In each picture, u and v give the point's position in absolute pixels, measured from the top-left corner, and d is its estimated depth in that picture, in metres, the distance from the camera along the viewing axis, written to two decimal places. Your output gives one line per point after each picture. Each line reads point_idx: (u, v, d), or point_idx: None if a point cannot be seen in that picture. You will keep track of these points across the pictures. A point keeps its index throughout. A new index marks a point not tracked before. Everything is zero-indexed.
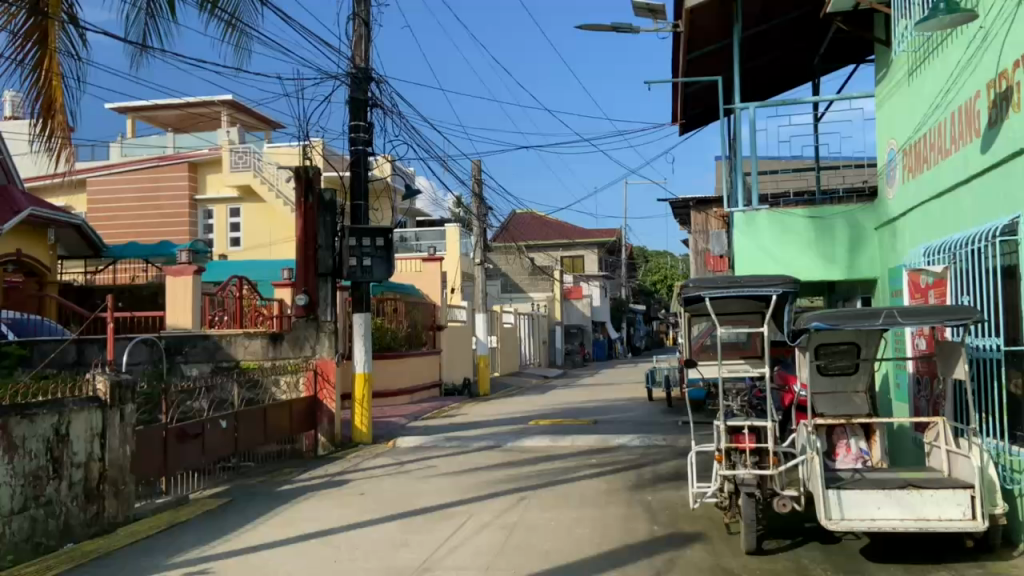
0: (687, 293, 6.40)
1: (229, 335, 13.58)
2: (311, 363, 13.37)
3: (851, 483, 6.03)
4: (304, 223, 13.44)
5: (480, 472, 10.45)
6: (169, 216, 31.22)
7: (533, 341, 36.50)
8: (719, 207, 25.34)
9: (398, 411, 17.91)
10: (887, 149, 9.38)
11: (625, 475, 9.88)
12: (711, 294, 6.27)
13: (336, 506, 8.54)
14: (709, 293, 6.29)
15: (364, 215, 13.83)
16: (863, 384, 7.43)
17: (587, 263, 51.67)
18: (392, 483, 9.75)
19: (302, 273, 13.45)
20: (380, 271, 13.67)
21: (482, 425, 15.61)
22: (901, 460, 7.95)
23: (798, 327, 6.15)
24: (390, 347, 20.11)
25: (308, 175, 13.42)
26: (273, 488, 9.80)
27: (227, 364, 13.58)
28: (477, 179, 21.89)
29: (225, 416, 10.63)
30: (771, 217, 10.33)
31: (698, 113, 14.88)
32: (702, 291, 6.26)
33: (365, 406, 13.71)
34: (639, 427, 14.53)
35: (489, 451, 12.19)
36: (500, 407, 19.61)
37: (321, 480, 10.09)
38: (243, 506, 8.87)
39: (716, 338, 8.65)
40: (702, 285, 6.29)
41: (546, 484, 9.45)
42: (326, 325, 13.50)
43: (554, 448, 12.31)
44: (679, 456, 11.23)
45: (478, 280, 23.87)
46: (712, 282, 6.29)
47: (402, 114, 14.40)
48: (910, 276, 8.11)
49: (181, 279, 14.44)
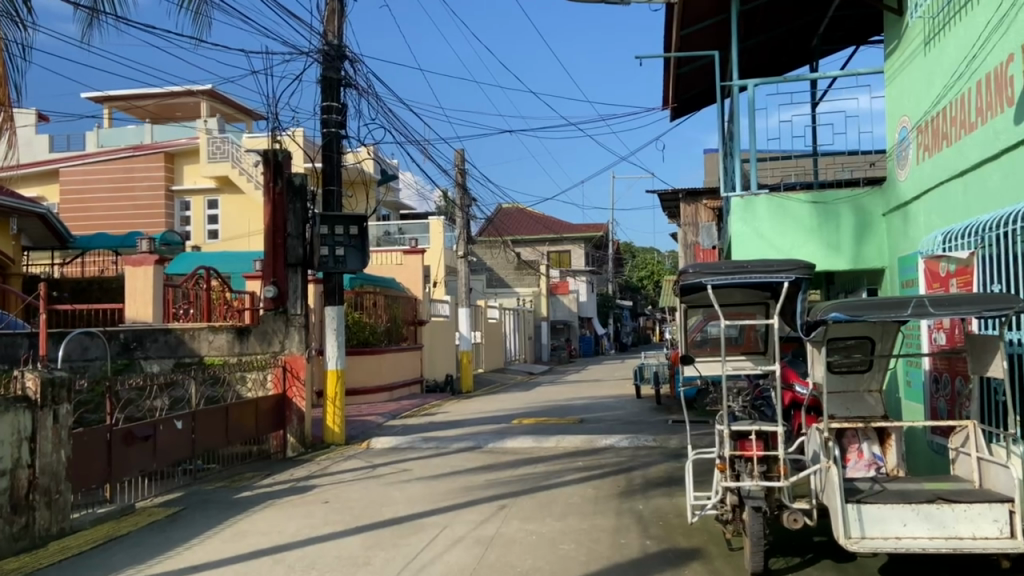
0: (685, 280, 5.60)
1: (191, 330, 12.65)
2: (279, 359, 12.56)
3: (873, 496, 5.34)
4: (272, 211, 12.59)
5: (457, 476, 9.68)
6: (144, 207, 30.22)
7: (519, 336, 35.78)
8: (709, 199, 24.75)
9: (376, 409, 17.10)
10: (899, 127, 8.69)
11: (613, 480, 9.14)
12: (714, 281, 5.47)
13: (296, 517, 7.76)
14: (711, 280, 5.49)
15: (336, 202, 12.96)
16: (877, 383, 6.74)
17: (574, 258, 51.01)
18: (361, 489, 8.97)
19: (270, 264, 12.60)
20: (354, 262, 12.80)
21: (462, 424, 14.83)
22: (919, 468, 7.32)
23: (812, 319, 5.39)
24: (370, 342, 19.30)
25: (277, 159, 12.59)
26: (230, 495, 9.01)
27: (190, 360, 12.65)
28: (460, 168, 21.12)
29: (181, 417, 9.79)
30: (770, 201, 9.64)
31: (692, 96, 14.17)
32: (703, 278, 5.47)
33: (337, 404, 12.87)
34: (627, 427, 13.81)
35: (468, 452, 11.43)
36: (483, 404, 18.86)
37: (284, 486, 9.30)
38: (194, 516, 8.07)
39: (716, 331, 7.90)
40: (703, 271, 5.48)
41: (527, 490, 8.69)
42: (296, 319, 12.70)
43: (538, 449, 11.57)
44: (671, 458, 10.51)
45: (462, 273, 23.10)
46: (714, 267, 5.49)
47: (378, 96, 13.55)
48: (927, 264, 7.44)
49: (143, 270, 13.39)
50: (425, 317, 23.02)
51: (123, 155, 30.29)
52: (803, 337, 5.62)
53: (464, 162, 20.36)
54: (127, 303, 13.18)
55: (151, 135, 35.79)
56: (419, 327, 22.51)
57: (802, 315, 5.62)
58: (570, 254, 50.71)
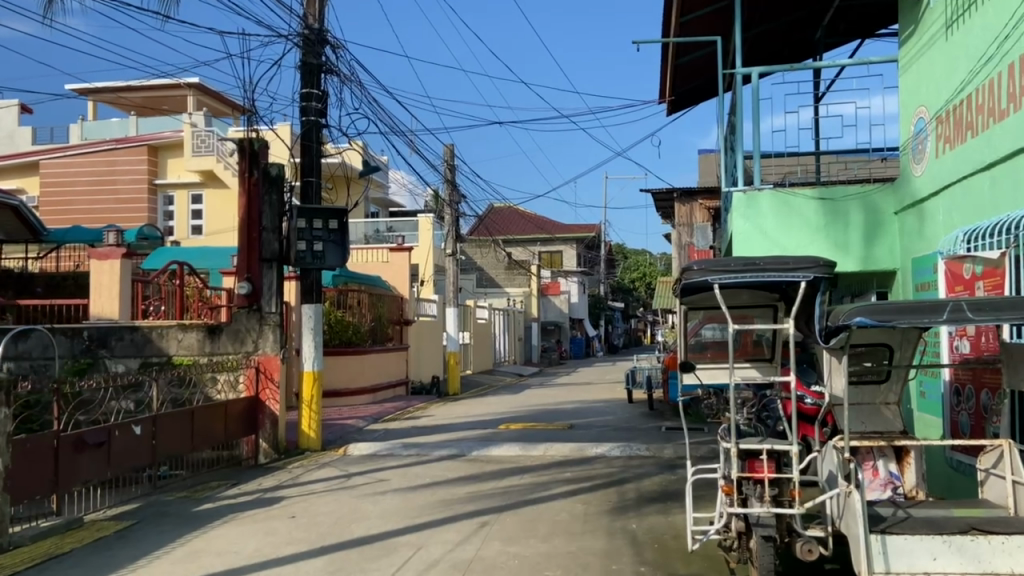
0: (689, 280, 4.96)
1: (159, 327, 11.95)
2: (252, 359, 11.88)
3: (897, 525, 4.73)
4: (247, 203, 11.93)
5: (437, 487, 9.01)
6: (126, 201, 29.34)
7: (509, 337, 35.12)
8: (704, 199, 24.23)
9: (357, 412, 16.43)
10: (915, 118, 8.14)
11: (604, 494, 8.50)
12: (722, 282, 4.85)
13: (257, 534, 7.08)
14: (718, 281, 4.86)
15: (315, 194, 12.28)
16: (895, 395, 6.13)
17: (566, 258, 50.40)
18: (331, 502, 8.30)
19: (243, 258, 11.91)
20: (333, 257, 12.10)
21: (446, 429, 14.17)
22: (950, 493, 6.78)
23: (833, 324, 4.77)
24: (352, 342, 18.61)
25: (252, 148, 11.92)
26: (189, 507, 8.32)
27: (157, 360, 11.95)
28: (449, 164, 20.46)
29: (140, 421, 9.08)
30: (774, 197, 9.11)
31: (691, 90, 13.59)
32: (710, 277, 4.83)
33: (313, 407, 12.19)
34: (618, 434, 13.18)
35: (450, 461, 10.78)
36: (470, 408, 18.21)
37: (250, 498, 8.61)
38: (146, 531, 7.39)
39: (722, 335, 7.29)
40: (710, 270, 4.85)
41: (511, 506, 8.04)
42: (270, 317, 11.98)
43: (525, 458, 10.92)
44: (665, 469, 9.88)
45: (450, 272, 22.42)
46: (722, 265, 4.86)
47: (362, 83, 12.89)
48: (948, 265, 6.87)
49: (109, 263, 12.66)
50: (411, 317, 22.38)
51: (105, 147, 29.47)
52: (820, 343, 4.99)
53: (454, 157, 19.72)
54: (91, 299, 12.45)
55: (136, 128, 34.95)
56: (405, 327, 21.88)
57: (821, 319, 4.96)
58: (561, 255, 50.09)
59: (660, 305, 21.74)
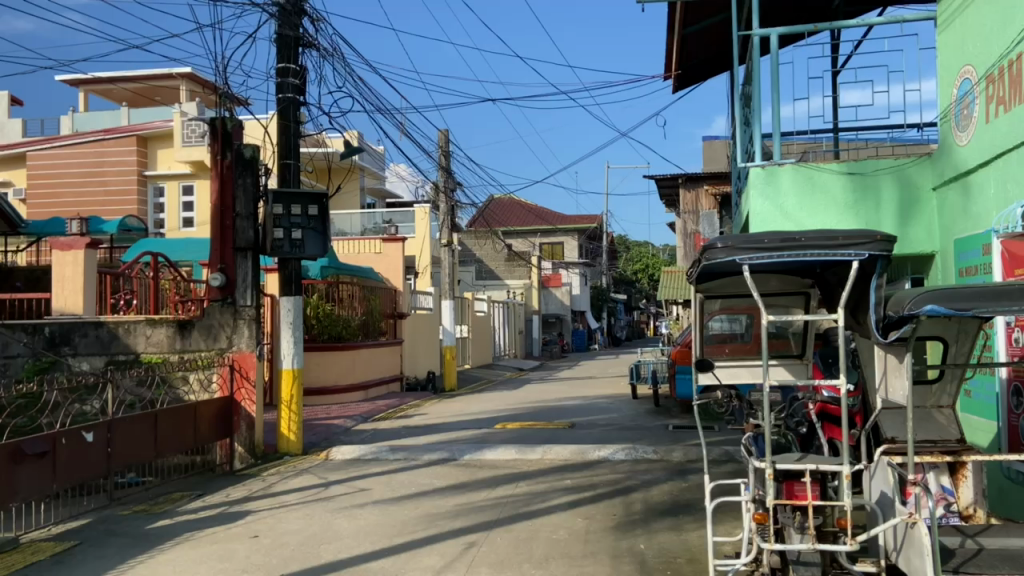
0: (714, 260, 4.03)
1: (126, 323, 11.03)
2: (226, 356, 10.94)
3: (969, 562, 3.87)
4: (219, 188, 11.00)
5: (422, 499, 8.11)
6: (115, 192, 28.36)
7: (509, 330, 34.21)
8: (710, 185, 23.36)
9: (346, 411, 15.54)
10: (959, 79, 7.24)
11: (607, 507, 7.59)
12: (755, 263, 3.94)
13: (209, 560, 6.19)
14: (750, 260, 3.96)
15: (294, 178, 11.34)
16: (948, 398, 5.23)
17: (567, 250, 49.32)
18: (303, 518, 7.41)
19: (216, 247, 11.00)
20: (313, 248, 11.20)
21: (439, 429, 13.27)
22: (1014, 511, 6.00)
23: (898, 317, 3.90)
24: (342, 337, 17.68)
25: (225, 128, 11.03)
26: (141, 525, 7.43)
27: (124, 358, 11.04)
28: (444, 149, 19.53)
29: (92, 427, 8.18)
30: (796, 172, 8.18)
31: (699, 63, 12.65)
32: (740, 256, 3.93)
33: (293, 408, 11.27)
34: (622, 434, 12.28)
35: (439, 466, 9.88)
36: (466, 405, 17.31)
37: (213, 514, 7.72)
38: (87, 555, 6.51)
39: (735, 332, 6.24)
40: (740, 246, 3.93)
41: (502, 521, 7.14)
42: (245, 311, 11.06)
43: (521, 463, 10.01)
44: (675, 476, 8.98)
45: (445, 262, 21.47)
46: (755, 239, 3.95)
47: (345, 59, 11.95)
48: (1006, 245, 5.99)
49: (72, 254, 11.74)
50: (405, 310, 21.44)
51: (92, 138, 28.50)
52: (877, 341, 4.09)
53: (448, 142, 18.81)
54: (54, 292, 11.55)
55: (127, 119, 34.01)
56: (399, 321, 20.96)
57: (877, 307, 4.07)
58: (563, 246, 49.07)
59: (665, 295, 20.84)
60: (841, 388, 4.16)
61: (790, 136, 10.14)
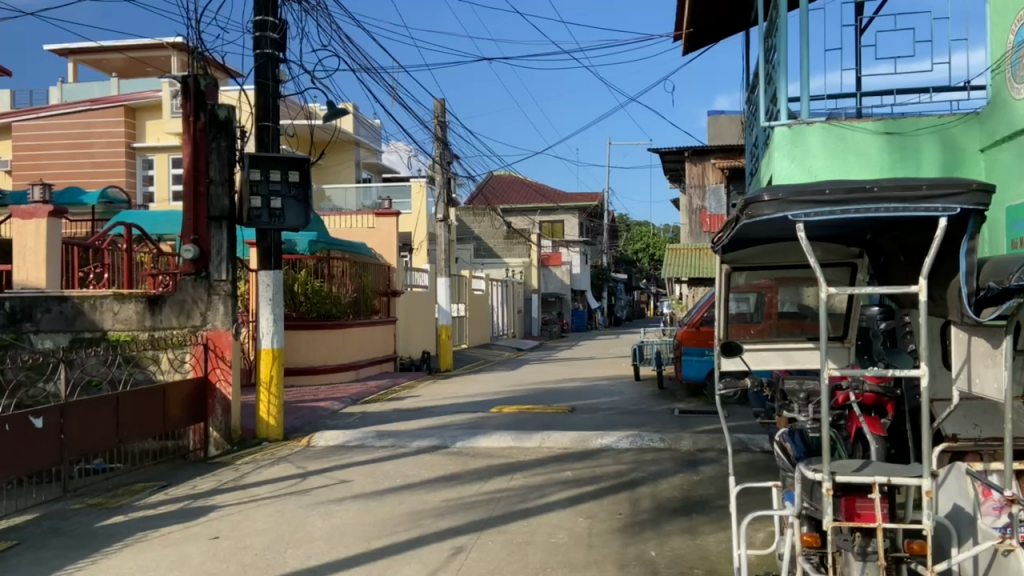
0: (759, 217, 3.46)
1: (92, 298, 10.26)
2: (200, 335, 10.13)
3: None
4: (192, 152, 10.13)
5: (407, 492, 7.33)
6: (102, 165, 27.38)
7: (507, 309, 33.38)
8: (717, 159, 22.52)
9: (334, 393, 14.76)
10: (1018, 24, 6.43)
11: (612, 504, 6.83)
12: (812, 219, 3.37)
13: (158, 566, 5.42)
14: (807, 215, 3.38)
15: (273, 142, 10.41)
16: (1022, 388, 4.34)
17: (568, 228, 47.79)
18: (272, 516, 6.64)
19: (189, 216, 10.14)
20: (294, 218, 10.32)
21: (430, 412, 12.50)
22: None
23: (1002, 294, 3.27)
24: (332, 315, 16.89)
25: (198, 87, 10.15)
26: (91, 523, 6.66)
27: (89, 335, 10.28)
28: (440, 118, 18.61)
29: (41, 412, 7.39)
30: (826, 131, 7.33)
31: (713, 21, 11.74)
32: (796, 212, 3.35)
33: (273, 390, 10.48)
34: (625, 419, 11.51)
35: (429, 454, 9.11)
36: (461, 387, 16.51)
37: (173, 510, 6.94)
38: (22, 558, 5.72)
39: (752, 313, 5.50)
40: (795, 199, 3.35)
41: (494, 521, 6.36)
42: (220, 286, 10.22)
43: (518, 451, 9.23)
44: (685, 467, 8.22)
45: (440, 238, 20.61)
46: (815, 189, 3.36)
47: (330, 13, 11.06)
48: None
49: (33, 224, 10.87)
50: (400, 287, 20.58)
51: (79, 109, 27.48)
52: (968, 319, 3.41)
53: (446, 112, 17.98)
54: (14, 264, 10.77)
55: (117, 89, 32.97)
56: (392, 299, 20.13)
57: (969, 279, 3.32)
58: (563, 224, 47.82)
59: (668, 272, 20.05)
60: (924, 378, 3.26)
61: (822, 100, 9.09)
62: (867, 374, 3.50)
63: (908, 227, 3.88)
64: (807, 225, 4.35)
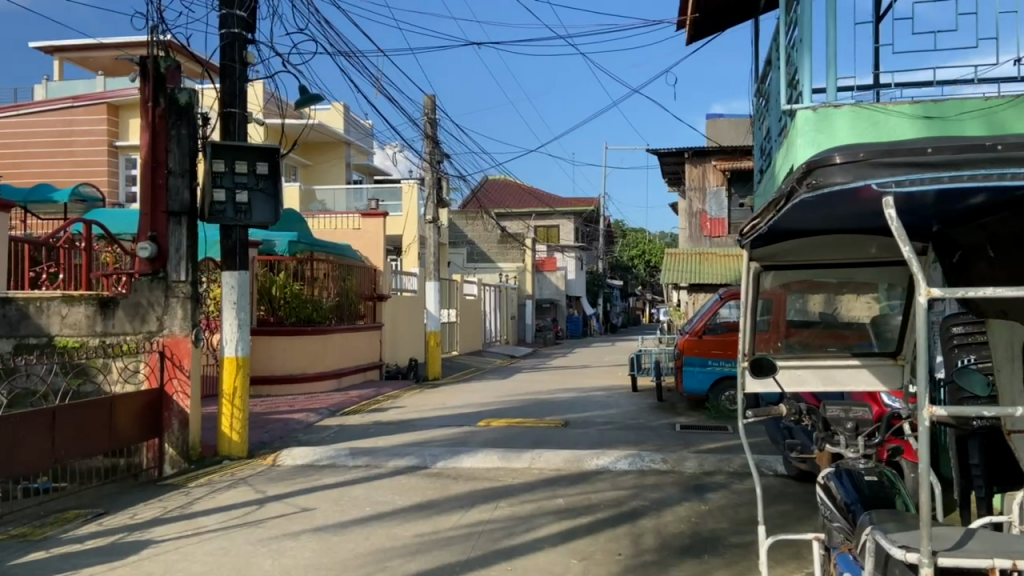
0: (827, 184, 2.94)
1: (38, 300, 9.32)
2: (155, 341, 9.21)
3: None
4: (149, 140, 9.20)
5: (375, 525, 6.39)
6: (84, 164, 26.35)
7: (500, 315, 32.44)
8: (718, 160, 21.75)
9: (313, 403, 13.80)
10: None
11: (610, 541, 5.90)
12: (906, 187, 2.81)
13: None
14: (899, 182, 2.82)
15: (239, 129, 9.52)
16: None
17: (563, 233, 47.16)
18: (214, 554, 5.69)
19: (145, 211, 9.18)
20: (262, 213, 9.42)
21: (412, 426, 11.56)
22: None
23: None
24: (313, 320, 15.95)
25: (157, 69, 9.25)
26: (4, 562, 5.68)
27: (35, 341, 9.35)
28: (430, 114, 17.74)
29: None
30: (854, 114, 6.84)
31: (722, 8, 10.92)
32: (882, 177, 2.81)
33: (237, 403, 9.53)
34: (622, 435, 10.58)
35: (405, 476, 8.18)
36: (449, 397, 15.57)
37: (102, 546, 5.99)
38: None
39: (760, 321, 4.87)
40: (881, 161, 2.83)
41: (473, 564, 5.43)
42: (178, 288, 9.29)
43: (505, 474, 8.29)
44: (691, 494, 7.30)
45: (430, 240, 19.68)
46: (911, 150, 2.83)
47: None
48: None
49: None
50: (386, 292, 19.64)
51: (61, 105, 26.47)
52: None
53: (436, 108, 17.15)
54: None
55: (102, 86, 31.93)
56: (379, 303, 19.18)
57: None
58: (559, 229, 47.11)
59: (667, 277, 19.15)
60: None
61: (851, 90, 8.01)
62: (984, 412, 2.55)
63: (1001, 213, 3.41)
64: (869, 208, 3.74)
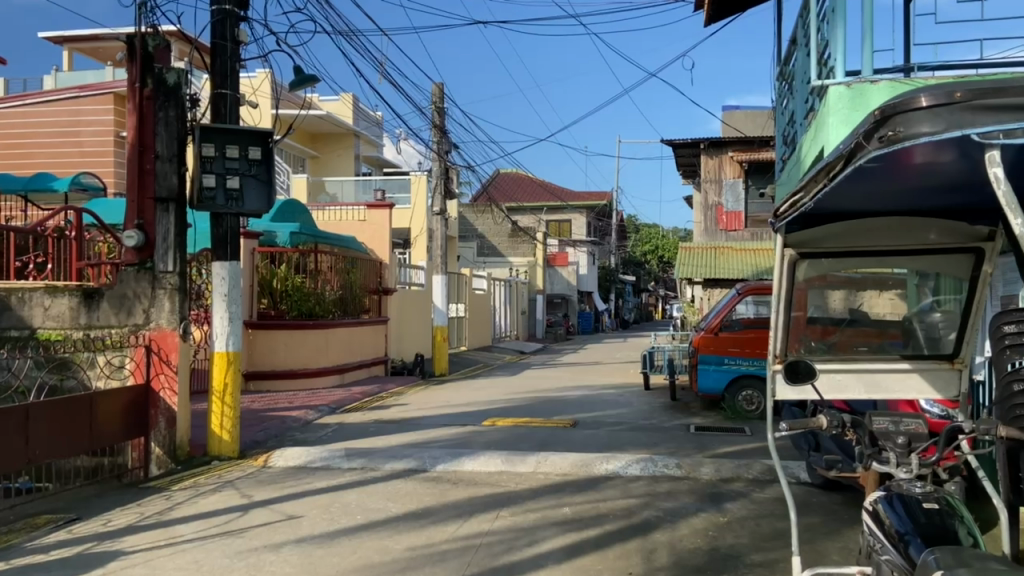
0: (911, 133, 2.64)
1: (19, 291, 8.92)
2: (142, 335, 8.73)
3: None
4: (136, 122, 8.73)
5: (364, 536, 5.89)
6: (91, 154, 25.84)
7: (510, 310, 31.85)
8: (734, 151, 21.10)
9: (312, 400, 13.30)
10: None
11: (619, 558, 5.36)
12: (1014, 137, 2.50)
13: None
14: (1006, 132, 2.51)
15: (231, 112, 9.04)
16: None
17: (576, 227, 46.40)
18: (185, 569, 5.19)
19: (132, 197, 8.72)
20: (255, 202, 8.93)
21: (412, 425, 11.05)
22: None
23: None
24: (315, 314, 15.48)
25: (146, 49, 8.81)
26: None
27: (16, 334, 8.92)
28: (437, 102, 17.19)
29: None
30: (893, 90, 6.39)
31: None
32: (984, 125, 2.50)
33: (227, 400, 9.05)
34: (634, 437, 10.03)
35: (401, 481, 7.67)
36: (454, 394, 15.06)
37: (68, 557, 5.51)
38: None
39: (791, 316, 4.36)
40: (981, 105, 2.50)
41: None
42: (165, 279, 8.81)
43: (508, 479, 7.77)
44: (707, 504, 6.75)
45: (438, 232, 19.15)
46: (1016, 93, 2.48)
47: None
48: None
49: None
50: (392, 285, 19.13)
51: (68, 95, 26.00)
52: None
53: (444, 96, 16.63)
54: None
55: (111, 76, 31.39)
56: (384, 297, 18.68)
57: None
58: (571, 223, 46.37)
59: (681, 272, 18.54)
60: None
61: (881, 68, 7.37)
62: None
63: None
64: (936, 180, 3.26)
